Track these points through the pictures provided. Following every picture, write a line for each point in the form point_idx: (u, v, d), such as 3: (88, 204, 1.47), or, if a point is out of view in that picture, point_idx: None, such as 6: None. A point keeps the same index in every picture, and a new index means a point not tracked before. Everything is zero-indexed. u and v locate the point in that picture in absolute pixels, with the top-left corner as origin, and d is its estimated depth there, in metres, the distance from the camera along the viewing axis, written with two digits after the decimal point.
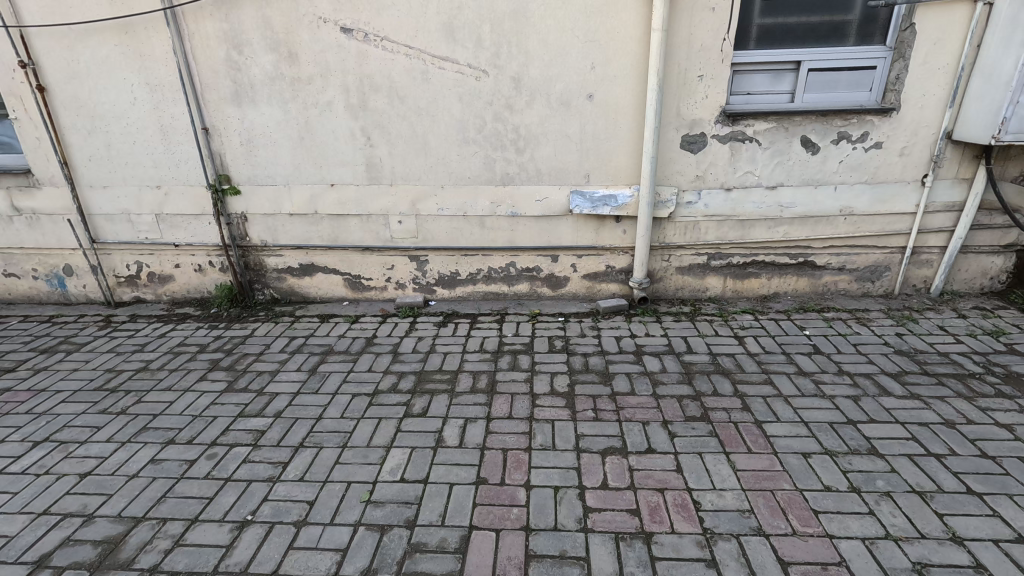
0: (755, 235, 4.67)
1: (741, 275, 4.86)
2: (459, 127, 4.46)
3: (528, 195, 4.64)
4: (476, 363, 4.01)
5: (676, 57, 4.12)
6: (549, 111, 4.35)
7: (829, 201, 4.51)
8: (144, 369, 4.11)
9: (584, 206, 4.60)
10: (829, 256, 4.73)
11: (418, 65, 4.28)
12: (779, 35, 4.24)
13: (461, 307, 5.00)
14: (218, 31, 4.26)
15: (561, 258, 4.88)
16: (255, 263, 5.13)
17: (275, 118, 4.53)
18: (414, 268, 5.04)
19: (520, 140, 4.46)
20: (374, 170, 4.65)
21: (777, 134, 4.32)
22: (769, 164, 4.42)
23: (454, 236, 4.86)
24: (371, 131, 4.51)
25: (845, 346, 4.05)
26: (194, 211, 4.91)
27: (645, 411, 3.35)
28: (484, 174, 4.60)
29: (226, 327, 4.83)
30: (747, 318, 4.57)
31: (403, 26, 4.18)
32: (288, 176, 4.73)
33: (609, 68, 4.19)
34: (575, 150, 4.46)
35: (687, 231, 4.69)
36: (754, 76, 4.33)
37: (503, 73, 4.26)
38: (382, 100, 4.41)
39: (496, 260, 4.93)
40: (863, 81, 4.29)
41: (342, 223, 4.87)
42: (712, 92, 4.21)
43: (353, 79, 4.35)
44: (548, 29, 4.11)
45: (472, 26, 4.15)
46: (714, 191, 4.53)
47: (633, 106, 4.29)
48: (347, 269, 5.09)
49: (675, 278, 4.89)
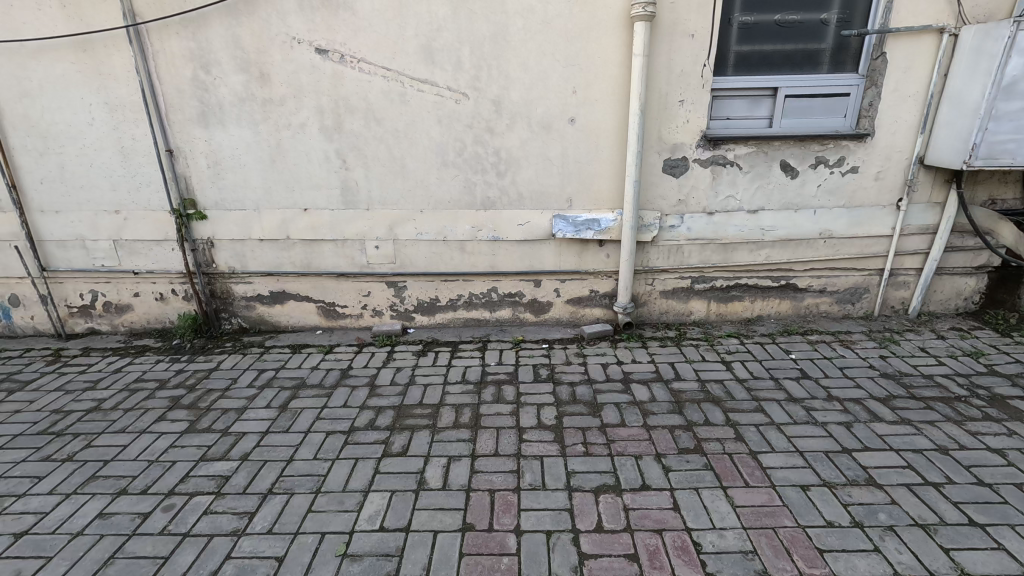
0: (737, 258, 4.66)
1: (724, 298, 4.83)
2: (439, 150, 4.34)
3: (510, 219, 4.54)
4: (458, 395, 3.82)
5: (657, 82, 4.12)
6: (531, 134, 4.28)
7: (808, 224, 4.53)
8: (96, 408, 3.77)
9: (567, 230, 4.51)
10: (810, 279, 4.74)
11: (395, 87, 4.17)
12: (756, 61, 4.29)
13: (441, 334, 4.82)
14: (185, 49, 4.08)
15: (544, 283, 4.77)
16: (222, 291, 4.86)
17: (244, 140, 4.33)
18: (392, 295, 4.84)
19: (501, 163, 4.37)
20: (349, 194, 4.48)
21: (757, 158, 4.34)
22: (750, 188, 4.43)
23: (433, 261, 4.70)
24: (347, 153, 4.36)
25: (832, 370, 4.02)
26: (155, 236, 4.63)
27: (637, 444, 3.22)
28: (465, 198, 4.49)
29: (189, 360, 4.52)
30: (732, 342, 4.52)
31: (380, 48, 4.08)
32: (259, 200, 4.52)
33: (590, 92, 4.16)
34: (557, 174, 4.39)
35: (671, 255, 4.65)
36: (732, 101, 4.37)
37: (483, 96, 4.19)
38: (358, 122, 4.27)
39: (477, 286, 4.79)
40: (838, 107, 4.36)
41: (316, 248, 4.67)
42: (693, 117, 4.22)
43: (327, 101, 4.21)
44: (528, 52, 4.07)
45: (451, 48, 4.08)
46: (696, 215, 4.51)
47: (615, 130, 4.26)
48: (320, 297, 4.86)
49: (659, 302, 4.83)
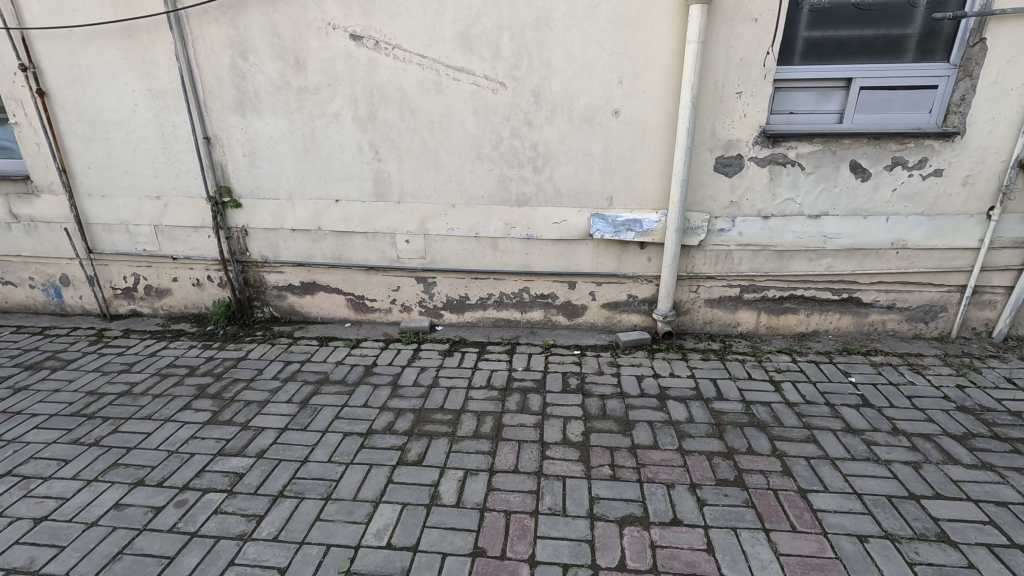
0: (794, 267, 4.24)
1: (777, 310, 4.42)
2: (473, 142, 4.14)
3: (545, 217, 4.29)
4: (481, 402, 3.64)
5: (712, 72, 3.75)
6: (571, 127, 4.01)
7: (879, 232, 4.06)
8: (127, 393, 3.83)
9: (606, 231, 4.23)
10: (877, 293, 4.26)
11: (431, 75, 3.98)
12: (827, 49, 3.84)
13: (470, 333, 4.65)
14: (223, 36, 4.03)
15: (579, 286, 4.51)
16: (255, 280, 4.87)
17: (279, 129, 4.27)
18: (421, 291, 4.71)
19: (538, 158, 4.13)
20: (381, 186, 4.36)
21: (823, 158, 3.90)
22: (813, 190, 4.00)
23: (464, 258, 4.53)
24: (379, 144, 4.23)
25: (899, 399, 3.58)
26: (193, 223, 4.67)
27: (670, 470, 2.95)
28: (499, 193, 4.27)
29: (220, 347, 4.56)
30: (783, 359, 4.13)
31: (416, 34, 3.89)
32: (291, 190, 4.47)
33: (638, 83, 3.84)
34: (597, 171, 4.10)
35: (718, 261, 4.28)
36: (798, 94, 3.93)
37: (522, 86, 3.94)
38: (392, 112, 4.12)
39: (509, 285, 4.58)
40: (923, 101, 3.85)
41: (347, 240, 4.58)
42: (751, 111, 3.83)
43: (362, 90, 4.08)
44: (572, 39, 3.78)
45: (490, 34, 3.84)
46: (749, 218, 4.12)
47: (663, 124, 3.92)
48: (350, 289, 4.79)
49: (703, 310, 4.48)
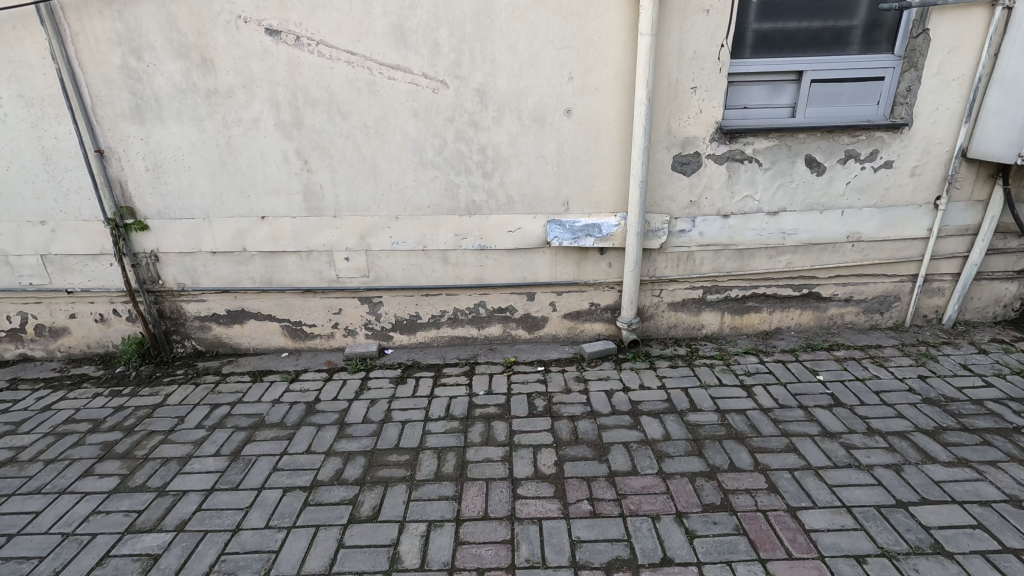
0: (755, 265, 4.15)
1: (740, 309, 4.32)
2: (415, 147, 3.76)
3: (499, 225, 3.98)
4: (441, 436, 3.28)
5: (666, 67, 3.56)
6: (521, 128, 3.71)
7: (835, 227, 4.02)
8: (11, 461, 3.19)
9: (564, 238, 3.95)
10: (835, 287, 4.24)
11: (362, 74, 3.56)
12: (778, 42, 3.74)
13: (423, 355, 4.27)
14: (109, 31, 3.44)
15: (538, 297, 4.22)
16: (171, 311, 4.26)
17: (188, 138, 3.71)
18: (366, 312, 4.28)
19: (487, 162, 3.80)
20: (313, 199, 3.90)
21: (779, 153, 3.81)
22: (771, 187, 3.90)
23: (412, 274, 4.14)
24: (308, 152, 3.76)
25: (867, 395, 3.53)
26: (90, 250, 4.01)
27: (653, 499, 2.71)
28: (447, 202, 3.92)
29: (131, 393, 3.93)
30: (751, 361, 4.02)
31: (343, 28, 3.46)
32: (207, 207, 3.91)
33: (590, 79, 3.59)
34: (551, 174, 3.83)
35: (680, 263, 4.12)
36: (750, 88, 3.82)
37: (465, 84, 3.60)
38: (320, 116, 3.67)
39: (463, 300, 4.23)
40: (870, 94, 3.83)
41: (277, 261, 4.08)
42: (706, 106, 3.67)
43: (283, 91, 3.60)
44: (517, 32, 3.48)
45: (427, 28, 3.48)
46: (709, 217, 3.98)
47: (617, 123, 3.70)
48: (285, 315, 4.28)
49: (667, 315, 4.32)
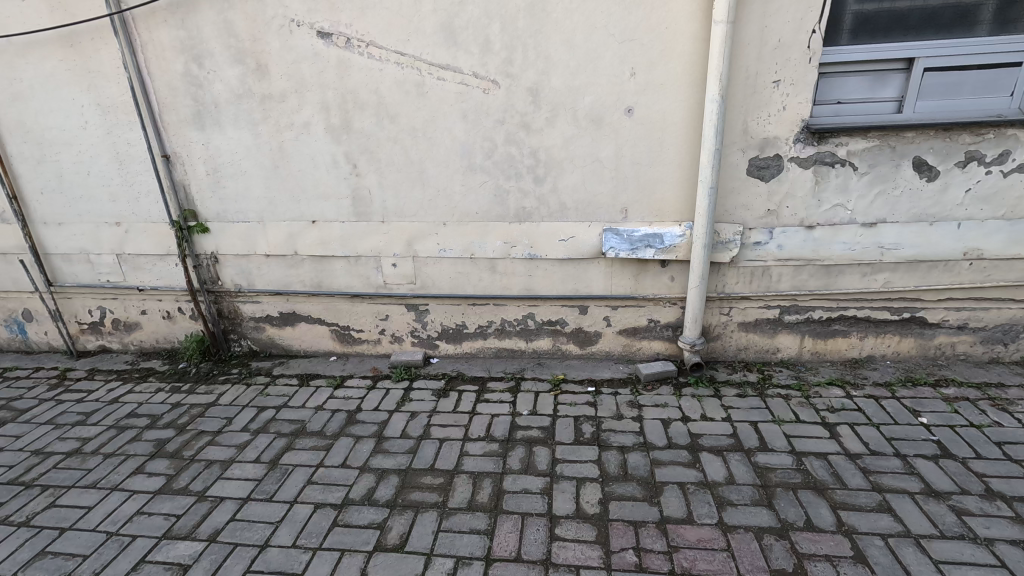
0: (845, 284, 3.61)
1: (824, 333, 3.79)
2: (464, 151, 3.58)
3: (550, 234, 3.72)
4: (478, 459, 3.08)
5: (744, 58, 3.13)
6: (577, 130, 3.43)
7: (948, 241, 3.41)
8: (76, 452, 3.36)
9: (621, 248, 3.63)
10: (945, 311, 3.61)
11: (412, 75, 3.43)
12: (884, 25, 3.19)
13: (468, 367, 4.10)
14: (174, 39, 3.53)
15: (591, 310, 3.93)
16: (230, 311, 4.38)
17: (244, 143, 3.76)
18: (412, 319, 4.18)
19: (539, 166, 3.55)
20: (361, 204, 3.83)
21: (879, 155, 3.26)
22: (868, 194, 3.36)
23: (459, 282, 3.98)
24: (357, 156, 3.69)
25: (985, 447, 2.94)
26: (158, 251, 4.19)
27: (711, 557, 2.36)
28: (496, 208, 3.71)
29: (189, 389, 4.07)
30: (835, 394, 3.51)
31: (392, 28, 3.34)
32: (262, 210, 3.96)
33: (654, 74, 3.24)
34: (608, 179, 3.52)
35: (753, 279, 3.67)
36: (846, 80, 3.30)
37: (517, 83, 3.37)
38: (369, 120, 3.58)
39: (511, 311, 4.02)
40: (1001, 83, 3.20)
41: (327, 265, 4.07)
42: (791, 102, 3.21)
43: (333, 95, 3.54)
44: (574, 26, 3.20)
45: (478, 25, 3.28)
46: (790, 228, 3.50)
47: (685, 122, 3.32)
48: (334, 319, 4.28)
49: (736, 335, 3.87)
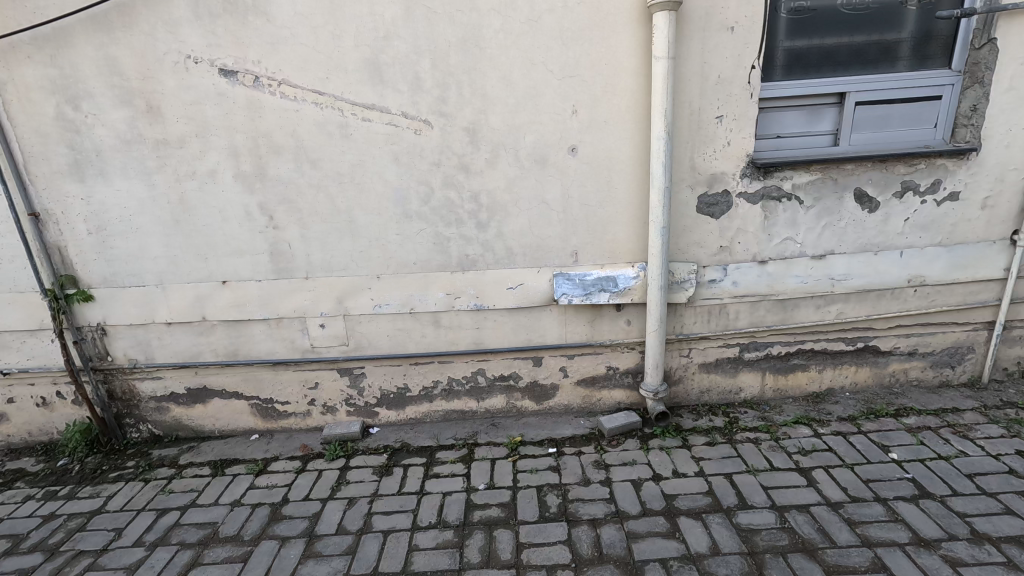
0: (801, 317, 3.53)
1: (784, 368, 3.68)
2: (397, 197, 3.23)
3: (497, 282, 3.41)
4: (431, 554, 2.63)
5: (686, 94, 3.04)
6: (520, 171, 3.18)
7: (893, 270, 3.41)
8: None
9: (574, 294, 3.38)
10: (896, 339, 3.61)
11: (334, 116, 3.07)
12: (814, 61, 3.22)
13: (414, 435, 3.64)
14: (41, 78, 2.98)
15: (546, 362, 3.62)
16: (124, 391, 3.69)
17: (135, 195, 3.21)
18: (347, 385, 3.69)
19: (481, 211, 3.26)
20: (281, 259, 3.36)
21: (823, 187, 3.24)
22: (815, 227, 3.32)
23: (399, 341, 3.56)
24: (274, 207, 3.24)
25: (958, 481, 2.86)
26: (28, 325, 3.48)
27: None
28: (436, 257, 3.36)
29: (69, 494, 3.33)
30: (803, 433, 3.36)
31: (309, 64, 2.98)
32: (159, 272, 3.38)
33: (597, 111, 3.07)
34: (556, 221, 3.28)
35: (711, 318, 3.52)
36: (784, 114, 3.28)
37: (452, 123, 3.09)
38: (286, 165, 3.16)
39: (458, 368, 3.63)
40: (925, 115, 3.29)
41: (243, 331, 3.52)
42: (736, 137, 3.13)
43: (242, 139, 3.10)
44: (510, 62, 2.99)
45: (405, 61, 2.99)
46: (743, 264, 3.39)
47: (632, 160, 3.16)
48: (253, 392, 3.70)
49: (698, 377, 3.68)
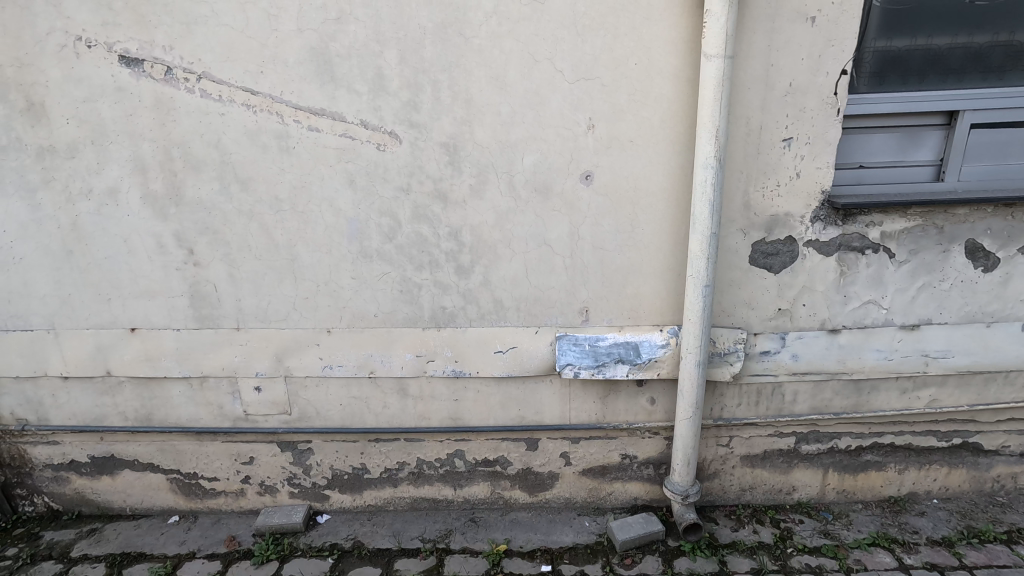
0: (880, 404, 2.68)
1: (854, 466, 2.82)
2: (353, 230, 2.46)
3: (482, 344, 2.61)
4: None
5: (744, 107, 2.23)
6: (515, 203, 2.39)
7: (1011, 348, 2.55)
8: None
9: (582, 365, 2.55)
10: (1004, 435, 2.75)
11: (270, 123, 2.31)
12: (916, 67, 2.39)
13: (372, 531, 2.85)
14: None
15: (543, 445, 2.81)
16: (12, 457, 2.94)
17: (16, 217, 2.48)
18: (290, 462, 2.90)
19: (462, 252, 2.48)
20: (203, 305, 2.60)
21: (922, 237, 2.41)
22: (908, 289, 2.48)
23: (354, 411, 2.78)
24: (193, 237, 2.49)
25: None
26: None
27: None
28: (402, 309, 2.58)
29: None
30: (884, 563, 2.51)
31: (236, 52, 2.23)
32: (50, 314, 2.63)
33: (620, 127, 2.28)
34: (561, 270, 2.49)
35: (760, 400, 2.69)
36: (870, 137, 2.46)
37: (426, 136, 2.32)
38: (208, 185, 2.40)
39: (430, 448, 2.84)
40: None
41: (158, 391, 2.77)
42: (807, 166, 2.32)
43: (151, 149, 2.36)
44: (505, 58, 2.21)
45: (364, 52, 2.22)
46: (808, 333, 2.56)
47: (665, 193, 2.35)
48: (172, 464, 2.93)
49: (739, 472, 2.85)
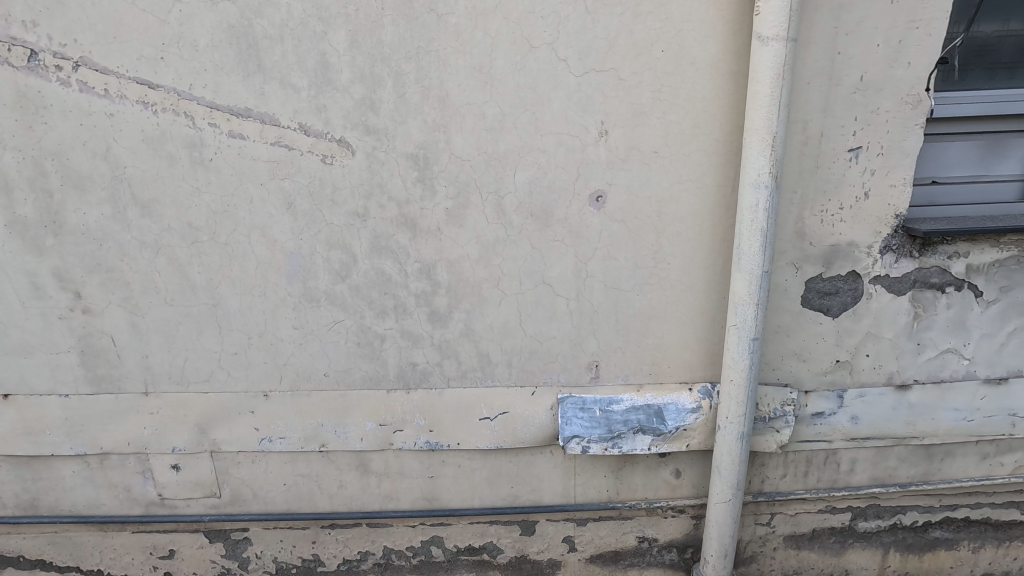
0: (955, 472, 2.18)
1: (921, 545, 2.31)
2: (293, 267, 1.88)
3: (464, 409, 2.05)
4: None
5: (801, 110, 1.72)
6: (506, 231, 1.84)
7: None
8: None
9: (593, 437, 1.99)
10: None
11: (178, 128, 1.73)
12: (1007, 59, 1.91)
13: None
14: None
15: (542, 528, 2.24)
16: None
17: None
18: (221, 557, 2.27)
19: (439, 294, 1.92)
20: (98, 364, 1.99)
21: (1015, 272, 1.92)
22: (995, 335, 1.99)
23: (302, 493, 2.19)
24: (81, 277, 1.88)
25: None
26: None
27: None
28: (361, 366, 2.01)
29: None
30: None
31: (126, 31, 1.64)
32: None
33: (642, 134, 1.75)
34: (564, 315, 1.94)
35: (810, 471, 2.17)
36: (949, 147, 1.97)
37: (388, 145, 1.76)
38: (97, 209, 1.81)
39: (401, 535, 2.25)
40: None
41: (43, 472, 2.13)
42: (879, 184, 1.81)
43: (16, 161, 1.75)
44: (492, 42, 1.67)
45: (302, 33, 1.66)
46: (871, 389, 2.05)
47: (698, 219, 1.83)
48: (69, 562, 2.27)
49: (782, 555, 2.31)
